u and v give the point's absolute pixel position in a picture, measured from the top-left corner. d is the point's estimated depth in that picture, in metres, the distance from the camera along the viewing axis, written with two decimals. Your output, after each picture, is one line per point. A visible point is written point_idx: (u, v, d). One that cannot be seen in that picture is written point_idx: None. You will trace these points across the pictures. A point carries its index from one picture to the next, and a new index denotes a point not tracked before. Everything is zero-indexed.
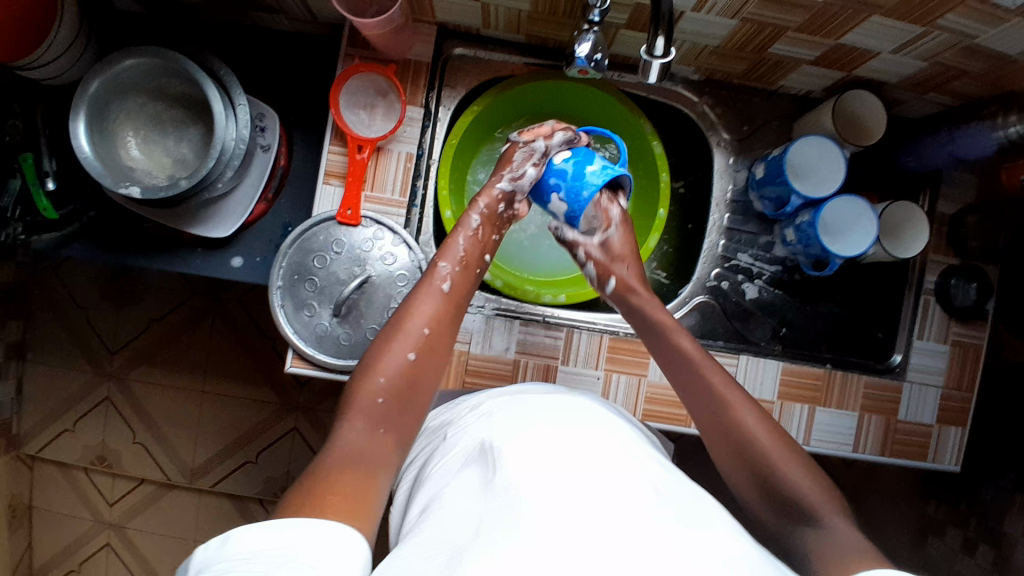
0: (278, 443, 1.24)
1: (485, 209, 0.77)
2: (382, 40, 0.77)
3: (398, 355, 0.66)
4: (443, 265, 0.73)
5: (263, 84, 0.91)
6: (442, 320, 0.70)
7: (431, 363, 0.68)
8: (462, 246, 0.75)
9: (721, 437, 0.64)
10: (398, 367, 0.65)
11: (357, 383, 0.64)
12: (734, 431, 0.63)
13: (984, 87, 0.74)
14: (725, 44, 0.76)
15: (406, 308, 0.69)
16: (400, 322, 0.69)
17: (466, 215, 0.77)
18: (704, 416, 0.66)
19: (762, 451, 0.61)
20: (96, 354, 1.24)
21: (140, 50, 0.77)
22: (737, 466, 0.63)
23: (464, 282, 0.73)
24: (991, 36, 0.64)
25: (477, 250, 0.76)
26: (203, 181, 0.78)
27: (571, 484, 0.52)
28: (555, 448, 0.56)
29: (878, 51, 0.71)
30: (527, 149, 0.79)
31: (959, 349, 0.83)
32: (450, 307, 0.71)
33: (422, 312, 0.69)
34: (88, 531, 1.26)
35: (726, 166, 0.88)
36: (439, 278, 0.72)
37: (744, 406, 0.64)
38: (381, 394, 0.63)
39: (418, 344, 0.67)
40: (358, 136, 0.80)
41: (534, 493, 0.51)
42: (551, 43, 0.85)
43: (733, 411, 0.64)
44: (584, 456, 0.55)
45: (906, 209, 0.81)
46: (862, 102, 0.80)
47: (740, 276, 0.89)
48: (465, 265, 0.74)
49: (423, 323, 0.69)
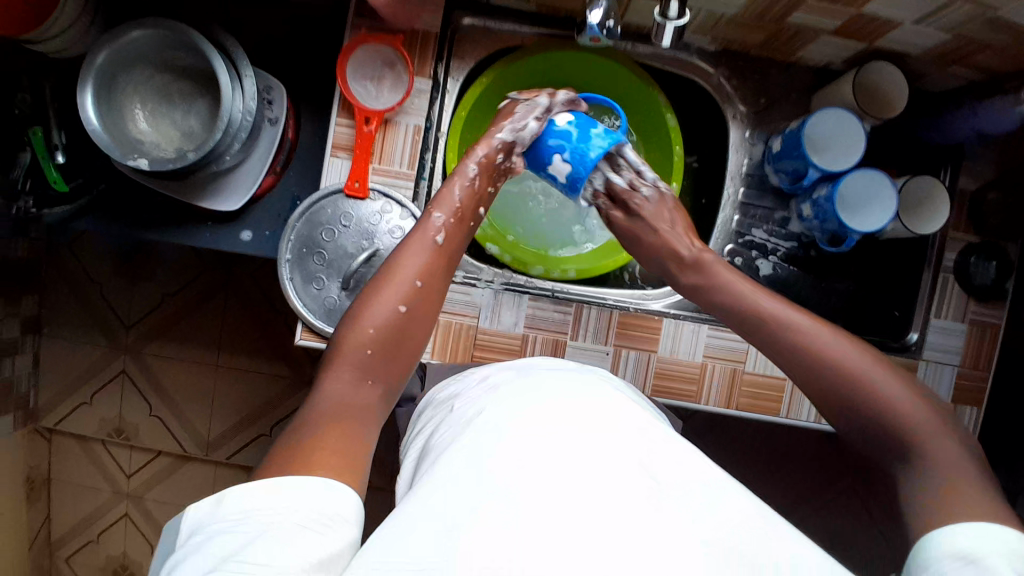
0: (291, 417, 1.26)
1: (482, 159, 0.75)
2: (390, 10, 0.76)
3: (388, 306, 0.64)
4: (438, 214, 0.71)
5: (270, 56, 0.90)
6: (435, 273, 0.68)
7: (420, 315, 0.65)
8: (457, 197, 0.73)
9: (806, 371, 0.62)
10: (387, 320, 0.63)
11: (343, 334, 0.62)
12: (818, 361, 0.61)
13: (1011, 59, 0.71)
14: (742, 12, 0.73)
15: (399, 259, 0.67)
16: (392, 272, 0.66)
17: (462, 165, 0.75)
18: (784, 353, 0.64)
19: (858, 381, 0.58)
20: (110, 328, 1.25)
21: (147, 20, 0.75)
22: (827, 397, 0.60)
23: (456, 232, 0.72)
24: (1021, 6, 0.61)
25: (473, 202, 0.75)
26: (210, 154, 0.77)
27: (569, 454, 0.51)
28: (563, 418, 0.55)
29: (901, 21, 0.69)
30: (529, 104, 0.78)
31: (977, 328, 0.81)
32: (441, 257, 0.69)
33: (415, 262, 0.67)
34: (106, 501, 1.28)
35: (741, 140, 0.87)
36: (434, 229, 0.70)
37: (825, 333, 0.62)
38: (369, 346, 0.61)
39: (409, 295, 0.65)
40: (366, 109, 0.79)
41: (537, 462, 0.50)
42: (561, 12, 0.83)
43: (811, 339, 0.62)
44: (590, 427, 0.54)
45: (927, 185, 0.78)
46: (883, 73, 0.77)
47: (753, 252, 0.87)
48: (460, 217, 0.73)
49: (414, 275, 0.66)
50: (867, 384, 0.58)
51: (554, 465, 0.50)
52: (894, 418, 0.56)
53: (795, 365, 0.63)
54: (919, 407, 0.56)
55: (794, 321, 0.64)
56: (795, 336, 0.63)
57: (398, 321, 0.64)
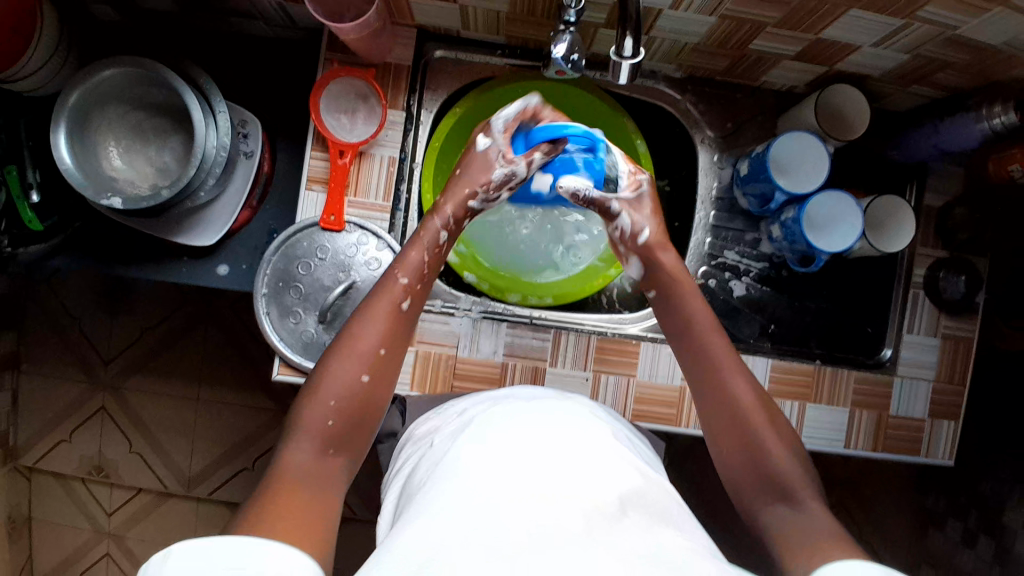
0: (274, 449, 1.24)
1: (450, 221, 0.73)
2: (361, 44, 0.77)
3: (350, 377, 0.63)
4: (403, 278, 0.69)
5: (244, 90, 0.90)
6: (396, 340, 0.67)
7: (382, 385, 0.65)
8: (420, 260, 0.71)
9: (718, 410, 0.66)
10: (348, 390, 0.62)
11: (303, 404, 0.62)
12: (732, 403, 0.65)
13: (968, 78, 0.73)
14: (705, 41, 0.75)
15: (359, 324, 0.66)
16: (351, 339, 0.65)
17: (427, 226, 0.73)
18: (706, 390, 0.67)
19: (754, 431, 0.63)
20: (89, 364, 1.24)
21: (120, 61, 0.76)
22: (731, 439, 0.64)
23: (421, 294, 0.70)
24: (975, 25, 0.63)
25: (435, 264, 0.72)
26: (185, 189, 0.78)
27: (539, 500, 0.52)
28: (534, 468, 0.56)
29: (858, 45, 0.71)
30: (507, 169, 0.74)
31: (949, 343, 0.82)
32: (404, 322, 0.68)
33: (376, 328, 0.66)
34: (86, 540, 1.26)
35: (710, 164, 0.88)
36: (397, 295, 0.68)
37: (741, 379, 0.66)
38: (331, 418, 0.61)
39: (370, 365, 0.64)
40: (339, 141, 0.79)
41: (512, 510, 0.51)
42: (532, 44, 0.84)
43: (731, 383, 0.66)
44: (554, 479, 0.55)
45: (893, 204, 0.80)
46: (844, 95, 0.79)
47: (726, 273, 0.88)
48: (424, 280, 0.70)
49: (376, 342, 0.65)
50: (759, 436, 0.63)
51: (522, 510, 0.51)
52: (773, 467, 0.61)
53: (711, 402, 0.66)
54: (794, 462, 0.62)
55: (722, 358, 0.67)
56: (716, 376, 0.67)
57: (359, 390, 0.63)
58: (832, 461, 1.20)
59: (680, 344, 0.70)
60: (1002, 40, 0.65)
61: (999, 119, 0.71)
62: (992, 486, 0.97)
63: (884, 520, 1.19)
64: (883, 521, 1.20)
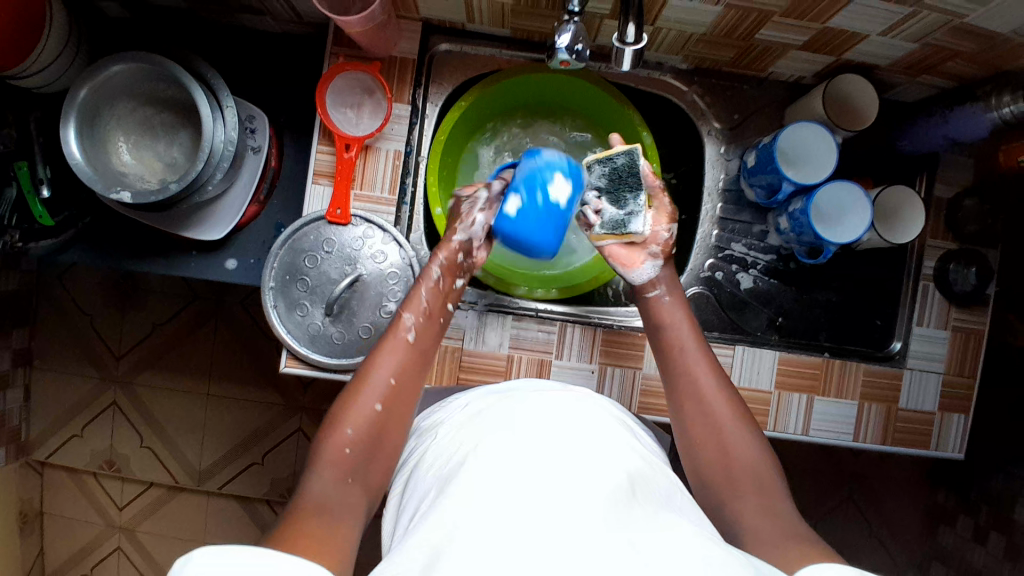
0: (282, 445, 1.25)
1: (444, 260, 0.75)
2: (366, 38, 0.77)
3: (365, 407, 0.65)
4: (407, 315, 0.72)
5: (251, 85, 0.91)
6: (407, 371, 0.69)
7: (397, 414, 0.66)
8: (426, 298, 0.74)
9: (693, 406, 0.67)
10: (365, 419, 0.64)
11: (323, 439, 0.63)
12: (703, 398, 0.67)
13: (978, 67, 0.72)
14: (710, 31, 0.75)
15: (371, 361, 0.69)
16: (365, 373, 0.67)
17: (427, 268, 0.75)
18: (677, 389, 0.69)
19: (723, 422, 0.65)
20: (101, 359, 1.26)
21: (128, 57, 0.77)
22: (701, 431, 0.66)
23: (428, 331, 0.73)
24: (982, 15, 0.62)
25: (440, 300, 0.75)
26: (193, 184, 0.78)
27: (544, 481, 0.53)
28: (538, 455, 0.56)
29: (867, 33, 0.70)
30: (471, 199, 0.76)
31: (959, 336, 0.81)
32: (414, 356, 0.70)
33: (386, 363, 0.68)
34: (98, 534, 1.27)
35: (717, 155, 0.88)
36: (403, 329, 0.71)
37: (709, 373, 0.69)
38: (349, 447, 0.62)
39: (384, 395, 0.66)
40: (346, 135, 0.79)
41: (520, 504, 0.51)
42: (537, 37, 0.84)
43: (701, 380, 0.68)
44: (563, 465, 0.56)
45: (902, 194, 0.79)
46: (854, 85, 0.78)
47: (734, 265, 0.88)
48: (429, 315, 0.73)
49: (388, 374, 0.67)
50: (728, 428, 0.65)
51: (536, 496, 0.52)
52: (741, 461, 0.63)
53: (682, 400, 0.68)
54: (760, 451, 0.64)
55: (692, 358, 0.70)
56: (688, 375, 0.69)
57: (375, 421, 0.65)
58: (842, 455, 1.19)
59: (660, 348, 0.73)
60: (1011, 29, 0.64)
61: (1008, 108, 0.71)
62: (1004, 480, 0.97)
63: (895, 514, 1.18)
64: (895, 515, 1.18)
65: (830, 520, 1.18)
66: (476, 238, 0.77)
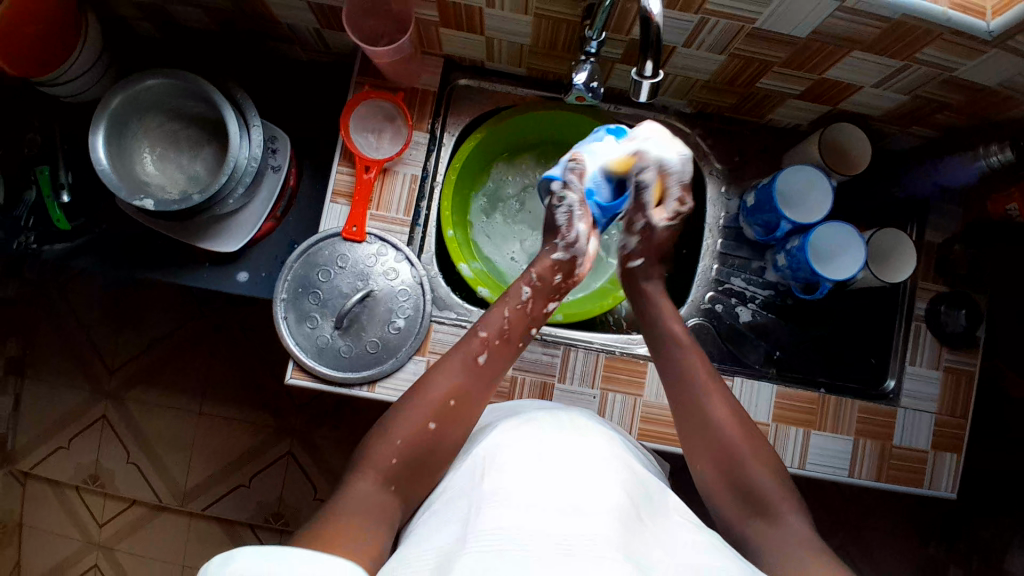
0: (271, 469, 1.23)
1: (536, 279, 0.81)
2: (392, 68, 0.82)
3: (418, 422, 0.67)
4: (483, 332, 0.75)
5: (275, 108, 0.95)
6: (468, 394, 0.71)
7: (449, 434, 0.68)
8: (505, 318, 0.77)
9: (705, 440, 0.70)
10: (415, 434, 0.66)
11: (375, 444, 0.67)
12: (714, 433, 0.69)
13: (967, 119, 0.78)
14: (714, 78, 0.80)
15: (433, 376, 0.71)
16: (425, 386, 0.70)
17: (516, 288, 0.80)
18: (697, 429, 0.71)
19: (737, 455, 0.68)
20: (95, 374, 1.25)
21: (161, 71, 0.80)
22: (715, 469, 0.68)
23: (498, 355, 0.75)
24: (971, 68, 0.68)
25: (522, 323, 0.78)
26: (215, 197, 0.80)
27: (563, 495, 0.57)
28: (561, 475, 0.59)
29: (861, 85, 0.75)
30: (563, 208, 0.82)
31: (950, 375, 0.84)
32: (480, 380, 0.72)
33: (450, 381, 0.71)
34: (75, 552, 1.24)
35: (718, 195, 0.92)
36: (474, 349, 0.74)
37: (718, 401, 0.71)
38: (395, 458, 0.65)
39: (438, 414, 0.68)
40: (366, 157, 0.83)
41: (551, 512, 0.55)
42: (551, 77, 0.90)
43: (710, 401, 0.71)
44: (583, 485, 0.59)
45: (895, 236, 0.83)
46: (847, 134, 0.83)
47: (733, 299, 0.91)
48: (505, 338, 0.76)
49: (447, 394, 0.70)
50: (739, 459, 0.68)
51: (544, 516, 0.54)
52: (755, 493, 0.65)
53: (700, 447, 0.70)
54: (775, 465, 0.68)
55: (702, 386, 0.72)
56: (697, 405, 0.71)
57: (426, 437, 0.67)
58: (832, 499, 1.18)
59: (674, 389, 0.74)
60: (998, 83, 0.69)
61: (996, 157, 0.75)
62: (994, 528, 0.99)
63: (885, 563, 1.18)
64: (884, 564, 1.18)
65: None
66: (576, 254, 0.82)
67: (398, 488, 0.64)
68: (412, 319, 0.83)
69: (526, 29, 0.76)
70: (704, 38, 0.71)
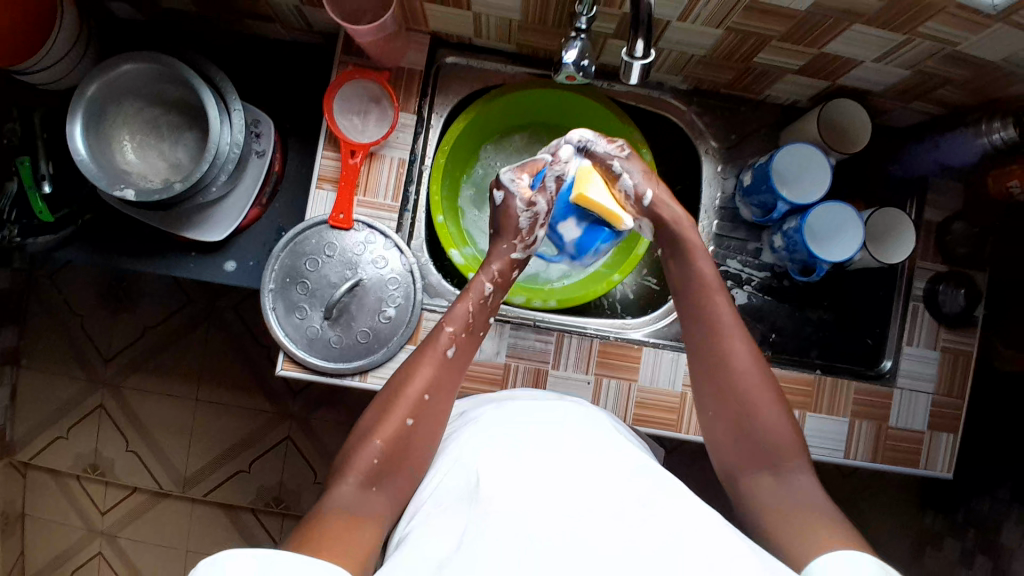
0: (270, 453, 1.24)
1: (496, 275, 0.78)
2: (375, 48, 0.79)
3: (395, 421, 0.66)
4: (449, 329, 0.73)
5: (257, 91, 0.92)
6: (442, 387, 0.70)
7: (431, 430, 0.67)
8: (469, 312, 0.75)
9: (721, 392, 0.68)
10: (392, 433, 0.65)
11: (354, 447, 0.66)
12: (734, 385, 0.67)
13: (969, 95, 0.76)
14: (711, 54, 0.77)
15: (407, 373, 0.70)
16: (401, 385, 0.69)
17: (477, 282, 0.77)
18: (716, 380, 0.69)
19: (753, 407, 0.66)
20: (90, 362, 1.24)
21: (138, 56, 0.78)
22: (728, 424, 0.67)
23: (466, 346, 0.74)
24: (974, 43, 0.65)
25: (484, 313, 0.76)
26: (197, 184, 0.79)
27: (549, 487, 0.56)
28: (546, 466, 0.58)
29: (861, 60, 0.73)
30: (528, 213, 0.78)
31: (949, 355, 0.83)
32: (450, 373, 0.71)
33: (423, 376, 0.69)
34: (78, 539, 1.25)
35: (714, 173, 0.90)
36: (443, 343, 0.72)
37: (740, 351, 0.69)
38: (377, 457, 0.64)
39: (414, 409, 0.67)
40: (352, 141, 0.81)
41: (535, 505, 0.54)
42: (541, 54, 0.86)
43: (730, 352, 0.69)
44: (569, 475, 0.58)
45: (893, 215, 0.82)
46: (847, 112, 0.81)
47: (729, 282, 0.89)
48: (471, 330, 0.74)
49: (422, 389, 0.69)
50: (757, 409, 0.66)
51: (531, 512, 0.53)
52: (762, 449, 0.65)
53: (719, 398, 0.68)
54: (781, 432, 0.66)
55: (720, 339, 0.70)
56: (717, 358, 0.69)
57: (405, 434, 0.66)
58: (831, 475, 1.19)
59: (696, 334, 0.71)
60: (1001, 58, 0.67)
61: (998, 134, 0.74)
62: (991, 503, 1.00)
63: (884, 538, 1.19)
64: (881, 537, 1.19)
65: None
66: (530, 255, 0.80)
67: (383, 487, 0.64)
68: (403, 308, 0.82)
69: (514, 4, 0.73)
70: (700, 12, 0.68)
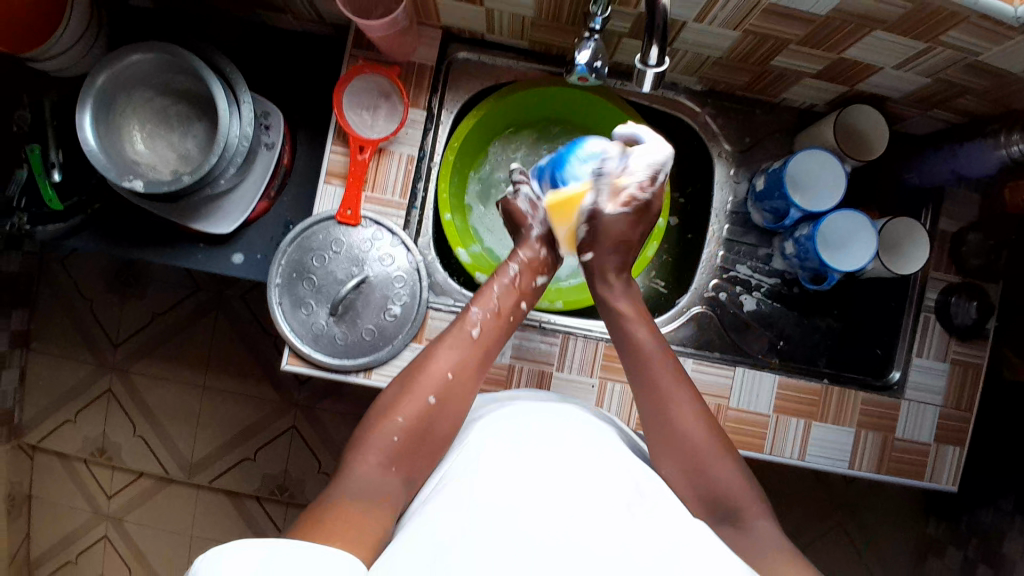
0: (274, 441, 1.24)
1: (523, 259, 0.79)
2: (386, 43, 0.78)
3: (417, 399, 0.66)
4: (475, 310, 0.74)
5: (267, 82, 0.92)
6: (468, 370, 0.70)
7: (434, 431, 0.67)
8: (497, 295, 0.76)
9: (670, 441, 0.65)
10: (415, 411, 0.65)
11: (372, 423, 0.65)
12: (681, 434, 0.65)
13: (989, 105, 0.74)
14: (727, 55, 0.76)
15: (431, 354, 0.70)
16: (424, 364, 0.69)
17: (504, 266, 0.79)
18: (660, 431, 0.66)
19: (705, 457, 0.64)
20: (99, 347, 1.25)
21: (148, 46, 0.78)
22: (680, 474, 0.64)
23: (494, 328, 0.74)
24: (997, 53, 0.63)
25: (512, 297, 0.77)
26: (206, 177, 0.78)
27: (549, 488, 0.56)
28: (546, 469, 0.58)
29: (881, 66, 0.71)
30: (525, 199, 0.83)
31: (959, 367, 0.82)
32: (476, 357, 0.71)
33: (448, 357, 0.70)
34: (84, 522, 1.27)
35: (726, 177, 0.88)
36: (470, 323, 0.73)
37: (688, 401, 0.67)
38: (397, 434, 0.64)
39: (440, 389, 0.67)
40: (360, 137, 0.80)
41: (533, 505, 0.54)
42: (554, 51, 0.86)
43: (676, 400, 0.67)
44: (571, 479, 0.58)
45: (908, 225, 0.80)
46: (864, 117, 0.79)
47: (737, 287, 0.88)
48: (498, 314, 0.75)
49: (447, 367, 0.69)
50: (706, 459, 0.64)
51: (523, 510, 0.53)
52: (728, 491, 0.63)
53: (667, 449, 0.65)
54: (739, 477, 0.64)
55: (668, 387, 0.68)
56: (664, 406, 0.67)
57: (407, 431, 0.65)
58: (835, 479, 1.19)
59: (640, 385, 0.69)
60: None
61: (1017, 147, 0.72)
62: (994, 515, 0.99)
63: (885, 543, 1.19)
64: (882, 543, 1.18)
65: (816, 548, 1.18)
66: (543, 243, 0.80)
67: None
68: (408, 306, 0.81)
69: (527, 2, 0.72)
70: (717, 14, 0.67)
